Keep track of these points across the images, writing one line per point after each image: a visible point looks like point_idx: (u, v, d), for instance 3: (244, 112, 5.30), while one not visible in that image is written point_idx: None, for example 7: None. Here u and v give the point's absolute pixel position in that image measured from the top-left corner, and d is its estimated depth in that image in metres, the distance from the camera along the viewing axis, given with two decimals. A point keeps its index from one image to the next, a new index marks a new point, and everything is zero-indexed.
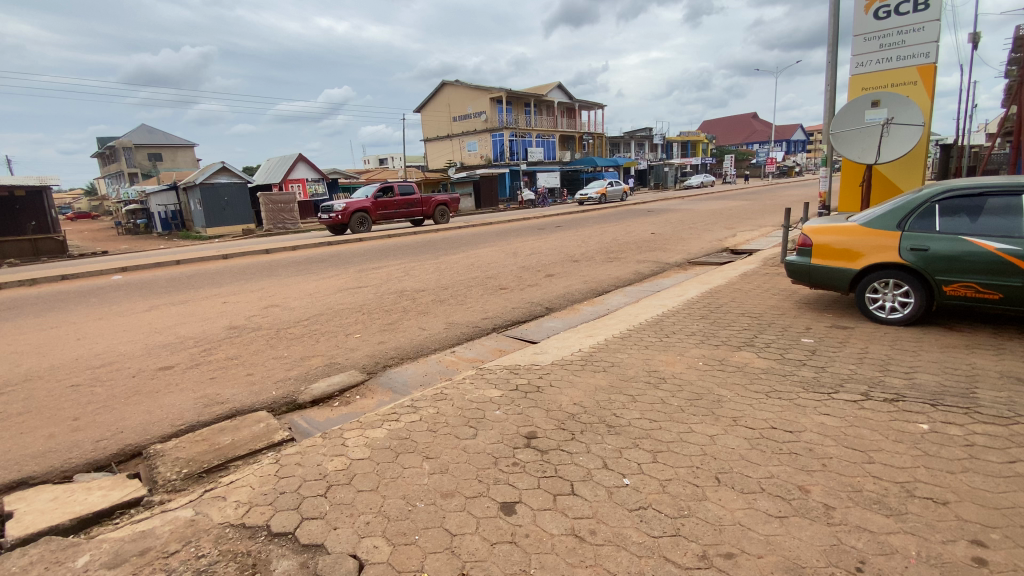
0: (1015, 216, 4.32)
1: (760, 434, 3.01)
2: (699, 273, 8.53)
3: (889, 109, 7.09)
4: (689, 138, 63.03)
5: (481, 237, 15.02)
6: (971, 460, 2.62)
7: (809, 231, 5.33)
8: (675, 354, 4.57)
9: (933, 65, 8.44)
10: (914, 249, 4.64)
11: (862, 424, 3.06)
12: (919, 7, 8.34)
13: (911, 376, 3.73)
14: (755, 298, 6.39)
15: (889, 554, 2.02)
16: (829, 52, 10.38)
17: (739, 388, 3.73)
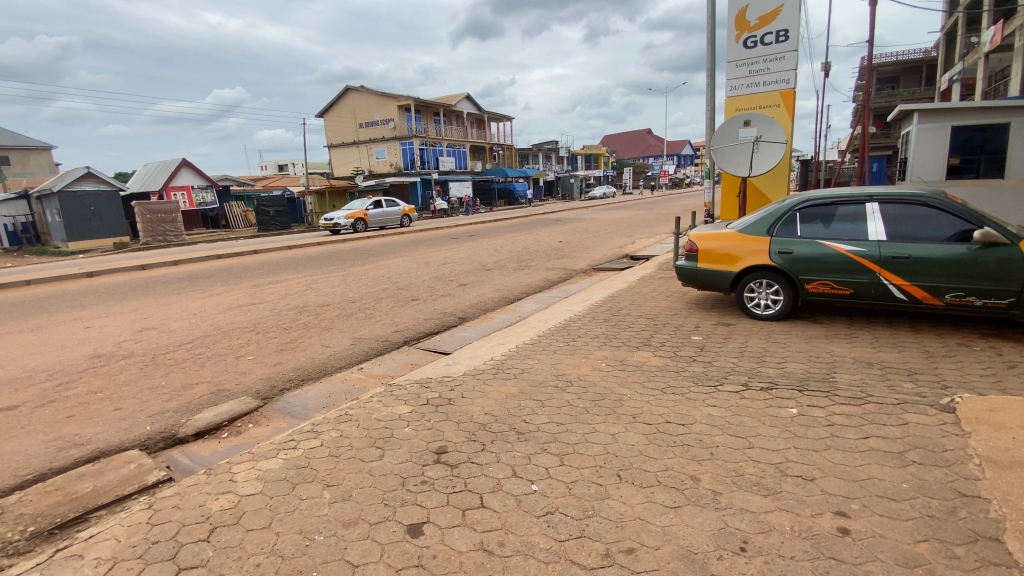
0: (858, 222, 5.02)
1: (657, 428, 3.19)
2: (603, 279, 8.95)
3: (758, 127, 7.94)
4: (592, 151, 66.78)
5: (391, 247, 14.59)
6: (832, 438, 2.96)
7: (695, 238, 5.81)
8: (582, 357, 4.72)
9: (791, 90, 9.61)
10: (782, 252, 5.24)
11: (743, 412, 3.36)
12: (778, 40, 9.51)
13: (784, 366, 4.18)
14: (652, 300, 6.83)
15: (767, 531, 2.21)
16: (709, 75, 11.48)
17: (639, 386, 3.93)
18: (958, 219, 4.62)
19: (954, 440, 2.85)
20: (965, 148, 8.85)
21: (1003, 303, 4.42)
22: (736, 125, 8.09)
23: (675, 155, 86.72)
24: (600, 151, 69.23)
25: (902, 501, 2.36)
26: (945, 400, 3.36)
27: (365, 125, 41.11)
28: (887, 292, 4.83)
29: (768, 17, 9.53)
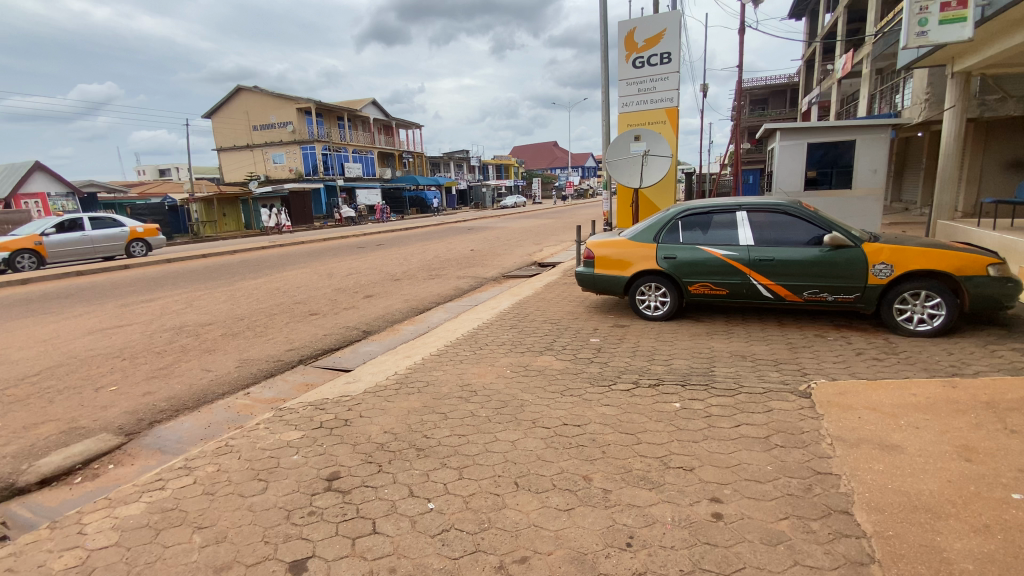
0: (731, 229, 5.55)
1: (555, 432, 3.27)
2: (511, 286, 9.08)
3: (647, 142, 8.56)
4: (503, 161, 68.09)
5: (290, 258, 13.66)
6: (710, 429, 3.21)
7: (592, 245, 6.09)
8: (486, 365, 4.71)
9: (675, 109, 10.47)
10: (668, 258, 5.66)
11: (634, 409, 3.55)
12: (663, 61, 10.32)
13: (671, 362, 4.48)
14: (556, 305, 7.03)
15: (651, 524, 2.32)
16: (604, 91, 12.17)
17: (540, 391, 4.00)
18: (810, 225, 5.26)
19: (810, 423, 3.20)
20: (820, 163, 10.15)
21: (848, 297, 5.08)
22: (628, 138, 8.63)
23: (582, 166, 90.88)
24: (511, 160, 70.68)
25: (767, 483, 2.60)
26: (803, 386, 3.78)
27: (262, 127, 38.37)
28: (757, 291, 5.38)
29: (654, 40, 10.31)
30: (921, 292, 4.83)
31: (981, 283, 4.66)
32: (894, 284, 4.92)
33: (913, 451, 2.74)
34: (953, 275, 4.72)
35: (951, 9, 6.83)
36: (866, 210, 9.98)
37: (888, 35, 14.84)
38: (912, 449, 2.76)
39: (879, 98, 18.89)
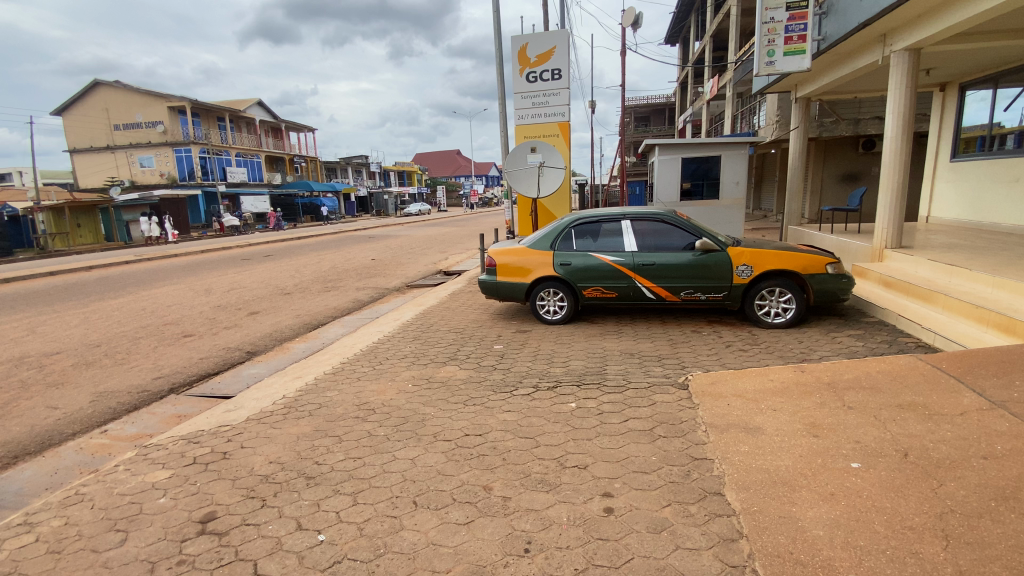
0: (618, 236, 5.94)
1: (455, 444, 3.24)
2: (414, 297, 8.89)
3: (542, 154, 8.92)
4: (404, 167, 66.78)
5: (160, 274, 12.16)
6: (603, 426, 3.39)
7: (492, 253, 6.17)
8: (386, 381, 4.54)
9: (567, 123, 11.00)
10: (564, 264, 5.91)
11: (533, 414, 3.63)
12: (554, 77, 10.82)
13: (569, 364, 4.67)
14: (460, 314, 7.01)
15: (548, 527, 2.38)
16: (500, 103, 12.46)
17: (441, 403, 3.95)
18: (684, 232, 5.78)
19: (688, 413, 3.50)
20: (694, 175, 11.25)
21: (718, 296, 5.67)
22: (524, 150, 8.90)
23: (485, 174, 91.99)
24: (413, 168, 69.59)
25: (652, 473, 2.79)
26: (683, 379, 4.15)
27: (125, 126, 33.91)
28: (643, 293, 5.80)
29: (545, 56, 10.78)
30: (777, 289, 5.53)
31: (820, 279, 5.44)
32: (754, 282, 5.57)
33: (771, 431, 3.09)
34: (799, 274, 5.46)
35: (793, 43, 7.94)
36: (731, 217, 11.20)
37: (747, 62, 16.88)
38: (771, 430, 3.12)
39: (741, 118, 21.44)
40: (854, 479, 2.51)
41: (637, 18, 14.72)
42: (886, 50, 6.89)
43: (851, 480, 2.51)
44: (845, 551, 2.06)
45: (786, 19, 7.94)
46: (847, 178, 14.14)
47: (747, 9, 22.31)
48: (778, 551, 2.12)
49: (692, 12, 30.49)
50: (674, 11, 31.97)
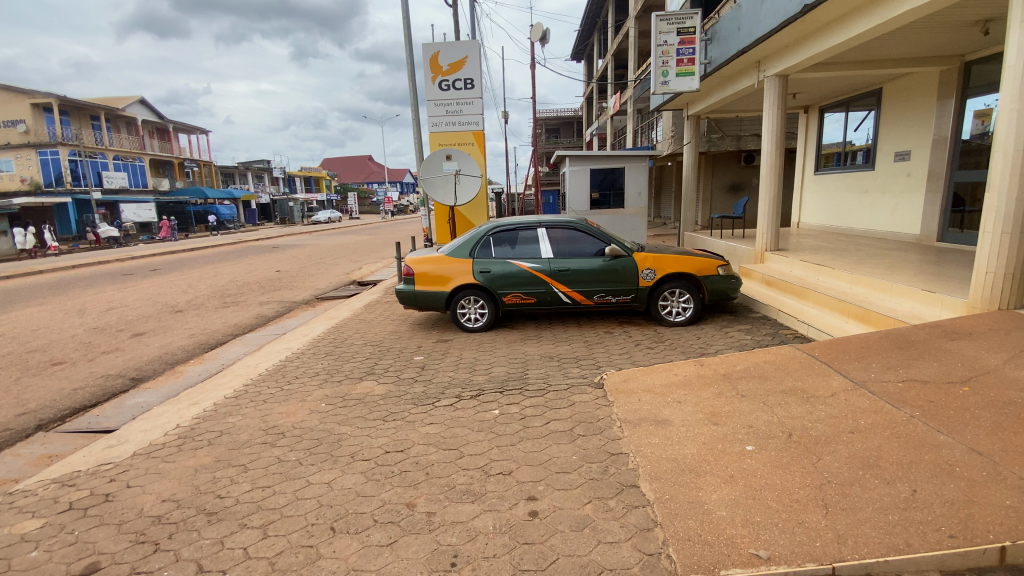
0: (534, 243, 6.09)
1: (375, 463, 3.11)
2: (326, 309, 8.44)
3: (458, 162, 8.92)
4: (311, 173, 63.48)
5: (15, 293, 10.43)
6: (525, 430, 3.44)
7: (410, 262, 6.05)
8: (297, 402, 4.24)
9: (481, 132, 11.12)
10: (483, 272, 5.93)
11: (456, 424, 3.60)
12: (466, 86, 10.89)
13: (491, 371, 4.69)
14: (377, 326, 6.76)
15: (474, 537, 2.37)
16: (413, 110, 12.29)
17: (359, 421, 3.77)
18: (596, 239, 6.07)
19: (605, 410, 3.68)
20: (602, 185, 11.86)
21: (628, 298, 6.01)
22: (439, 158, 8.86)
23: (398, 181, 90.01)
24: (322, 174, 66.32)
25: (573, 472, 2.89)
26: (598, 379, 4.34)
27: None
28: (559, 298, 5.99)
29: (457, 65, 10.82)
30: (677, 290, 5.98)
31: (715, 280, 5.98)
32: (659, 285, 5.99)
33: (678, 422, 3.33)
34: (697, 275, 5.95)
35: (684, 65, 8.68)
36: (636, 225, 11.92)
37: (645, 81, 18.17)
38: (677, 421, 3.36)
39: (641, 132, 23.01)
40: (750, 461, 2.77)
41: (545, 34, 15.28)
42: (761, 75, 7.75)
43: (747, 461, 2.77)
44: (745, 528, 2.27)
45: (678, 43, 8.66)
46: (733, 188, 15.69)
47: (644, 32, 24.06)
48: (689, 535, 2.28)
49: (595, 32, 32.29)
50: (578, 29, 33.62)
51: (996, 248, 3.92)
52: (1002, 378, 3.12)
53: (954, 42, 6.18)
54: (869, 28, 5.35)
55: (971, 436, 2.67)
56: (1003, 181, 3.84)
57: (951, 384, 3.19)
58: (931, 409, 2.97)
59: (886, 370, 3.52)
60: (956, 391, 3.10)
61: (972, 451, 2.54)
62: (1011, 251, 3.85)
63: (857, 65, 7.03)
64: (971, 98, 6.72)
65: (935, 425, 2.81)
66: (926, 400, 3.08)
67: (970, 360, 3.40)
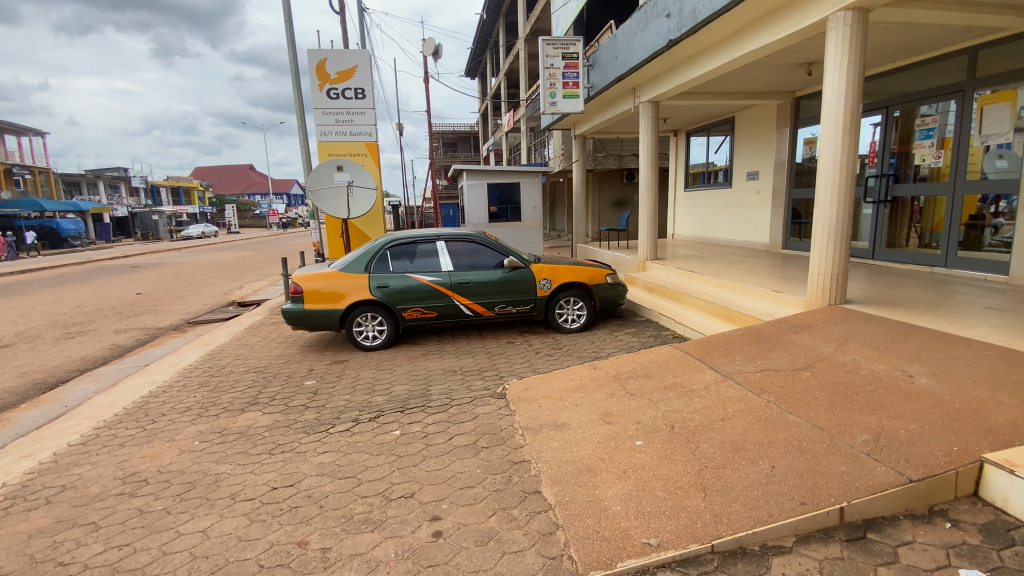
0: (434, 257, 6.03)
1: (260, 501, 2.83)
2: (199, 335, 7.56)
3: (350, 173, 8.59)
4: (180, 184, 56.97)
5: None
6: (427, 448, 3.36)
7: (299, 279, 5.65)
8: (163, 443, 3.72)
9: (374, 143, 10.82)
10: (380, 287, 5.73)
11: (353, 449, 3.41)
12: (357, 96, 10.55)
13: (391, 391, 4.52)
14: (261, 351, 6.19)
15: (374, 568, 2.24)
16: (299, 118, 11.62)
17: (240, 457, 3.41)
18: (495, 251, 6.17)
19: (507, 420, 3.73)
20: (499, 200, 12.14)
21: (527, 308, 6.17)
22: (329, 168, 8.46)
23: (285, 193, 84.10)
24: (193, 185, 59.75)
25: (477, 486, 2.87)
26: (500, 389, 4.39)
27: None
28: (461, 311, 5.97)
29: (346, 74, 10.44)
30: (572, 298, 6.29)
31: (605, 288, 6.38)
32: (555, 294, 6.24)
33: (575, 424, 3.48)
34: (589, 284, 6.31)
35: (569, 88, 9.23)
36: (533, 238, 12.32)
37: (535, 100, 19.02)
38: (574, 423, 3.51)
39: (534, 149, 24.00)
40: (639, 455, 2.98)
41: (437, 49, 15.35)
42: (637, 100, 8.50)
43: (637, 456, 2.97)
44: (637, 519, 2.41)
45: (563, 67, 9.21)
46: (618, 203, 16.96)
47: (533, 54, 25.25)
48: (588, 533, 2.37)
49: (487, 51, 33.19)
50: (471, 47, 34.35)
51: (825, 252, 4.66)
52: (834, 361, 3.71)
53: (787, 80, 7.29)
54: (722, 64, 6.11)
55: (814, 414, 3.12)
56: (828, 197, 4.58)
57: (797, 370, 3.72)
58: (784, 394, 3.42)
59: (747, 361, 4.01)
60: (801, 376, 3.62)
61: (814, 427, 2.97)
62: (836, 255, 4.60)
63: (714, 96, 8.00)
64: (802, 127, 7.96)
65: (786, 407, 3.25)
66: (778, 385, 3.54)
67: (810, 349, 3.99)
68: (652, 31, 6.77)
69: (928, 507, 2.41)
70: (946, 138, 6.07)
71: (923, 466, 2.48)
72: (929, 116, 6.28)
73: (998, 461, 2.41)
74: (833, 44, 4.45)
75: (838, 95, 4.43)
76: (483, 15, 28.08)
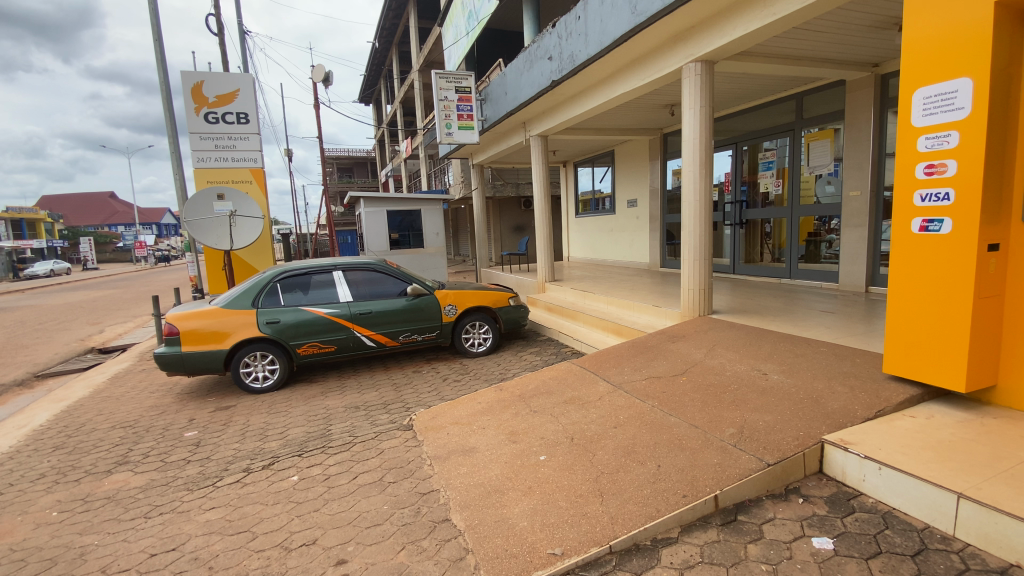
0: (330, 287, 5.82)
1: (137, 571, 2.52)
2: (48, 390, 6.49)
3: (233, 202, 8.03)
4: (18, 215, 48.73)
5: None
6: (329, 491, 3.22)
7: (173, 319, 5.14)
8: (10, 518, 3.14)
9: (261, 170, 10.24)
10: (270, 322, 5.39)
11: (246, 501, 3.17)
12: (240, 121, 9.95)
13: (287, 435, 4.24)
14: (130, 403, 5.46)
15: None
16: (172, 142, 10.66)
17: (110, 525, 2.99)
18: (396, 279, 6.11)
19: (414, 452, 3.70)
20: (400, 227, 12.03)
21: (432, 335, 6.17)
22: (208, 197, 7.83)
23: (156, 223, 75.32)
24: (36, 215, 51.40)
25: (385, 522, 2.81)
26: (407, 421, 4.33)
27: None
28: (362, 342, 5.80)
29: (226, 98, 9.82)
30: (476, 323, 6.41)
31: (508, 311, 6.59)
32: (460, 319, 6.31)
33: (482, 448, 3.55)
34: (492, 308, 6.48)
35: (464, 120, 9.54)
36: (436, 265, 12.33)
37: (432, 129, 19.27)
38: (482, 446, 3.58)
39: (433, 176, 24.16)
40: (543, 469, 3.12)
41: (327, 76, 15.00)
42: (527, 133, 9.01)
43: (541, 470, 3.11)
44: (542, 531, 2.53)
45: (457, 100, 9.52)
46: (518, 229, 17.60)
47: (428, 84, 25.65)
48: (497, 552, 2.43)
49: (381, 78, 33.04)
50: (365, 75, 34.01)
51: (693, 270, 5.28)
52: (705, 366, 4.20)
53: (655, 119, 8.21)
54: (600, 103, 6.75)
55: (690, 414, 3.50)
56: (692, 222, 5.23)
57: (676, 376, 4.15)
58: (665, 398, 3.80)
59: (635, 371, 4.39)
60: (680, 381, 4.04)
61: (691, 425, 3.35)
62: (702, 271, 5.24)
63: (595, 131, 8.74)
64: (670, 159, 8.96)
65: (667, 410, 3.61)
66: (661, 391, 3.93)
67: (685, 356, 4.47)
68: (537, 71, 7.29)
69: (784, 487, 2.82)
70: (784, 169, 7.22)
71: (776, 451, 2.90)
72: (770, 151, 7.42)
73: (834, 440, 2.90)
74: (688, 90, 5.15)
75: (694, 133, 5.10)
76: (375, 43, 28.02)
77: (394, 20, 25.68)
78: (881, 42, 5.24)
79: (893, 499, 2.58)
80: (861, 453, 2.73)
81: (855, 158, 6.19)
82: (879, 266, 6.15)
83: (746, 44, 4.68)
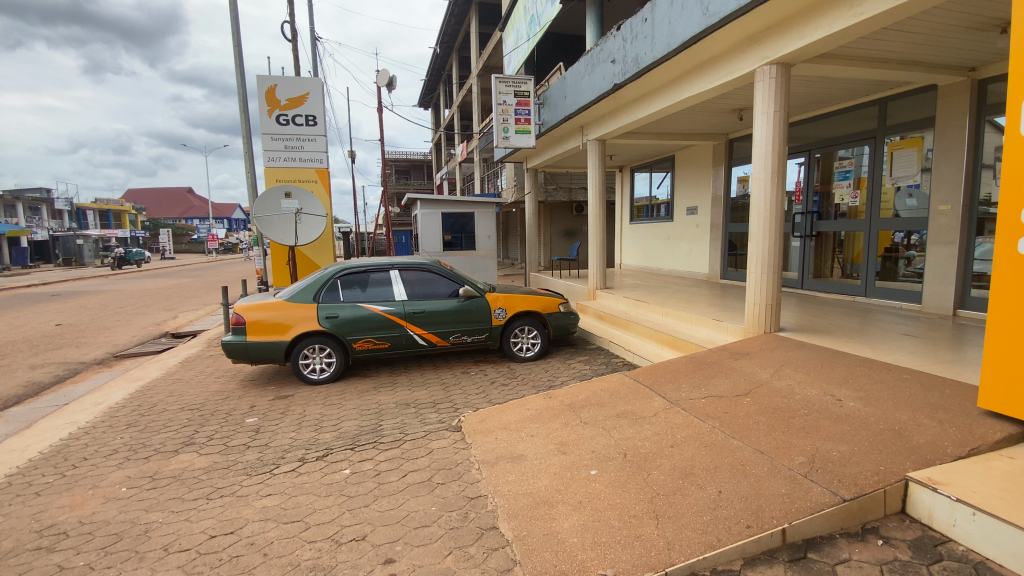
0: (387, 286, 5.96)
1: (197, 552, 2.63)
2: (127, 369, 7.03)
3: (299, 201, 8.42)
4: (109, 206, 53.50)
5: None
6: (380, 487, 3.26)
7: (240, 310, 5.41)
8: (83, 491, 3.39)
9: (325, 170, 10.68)
10: (329, 317, 5.57)
11: (299, 491, 3.26)
12: (308, 123, 10.42)
13: (340, 428, 4.35)
14: (198, 387, 5.80)
15: None
16: (246, 142, 11.31)
17: (174, 504, 3.16)
18: (449, 280, 6.18)
19: (462, 454, 3.70)
20: (453, 229, 12.19)
21: (482, 337, 6.17)
22: (276, 195, 8.27)
23: (227, 217, 80.55)
24: (124, 208, 56.22)
25: (432, 525, 2.80)
26: (456, 422, 4.34)
27: None
28: (415, 340, 5.89)
29: (297, 101, 10.32)
30: (526, 328, 6.37)
31: (559, 316, 6.50)
32: (510, 323, 6.30)
33: (530, 456, 3.49)
34: (543, 313, 6.41)
35: (521, 124, 9.53)
36: (487, 267, 12.44)
37: (489, 133, 19.58)
38: (530, 454, 3.52)
39: (487, 180, 24.45)
40: (594, 484, 3.02)
41: (391, 80, 15.48)
42: (584, 137, 8.91)
43: (592, 486, 3.01)
44: (594, 550, 2.44)
45: (515, 104, 9.54)
46: (568, 234, 17.50)
47: (485, 88, 26.02)
48: (546, 567, 2.36)
49: (440, 83, 33.85)
50: (425, 81, 35.01)
51: (759, 283, 5.00)
52: (771, 388, 3.94)
53: (721, 124, 7.89)
54: (663, 108, 6.55)
55: (755, 438, 3.29)
56: (760, 232, 4.94)
57: (738, 396, 3.92)
58: (728, 419, 3.60)
59: (693, 388, 4.18)
60: (743, 402, 3.82)
61: (756, 451, 3.14)
62: (769, 286, 4.95)
63: (655, 136, 8.50)
64: (736, 166, 8.60)
65: (730, 432, 3.41)
66: (722, 411, 3.72)
67: (749, 375, 4.23)
68: (599, 74, 7.17)
69: (862, 525, 2.58)
70: (862, 178, 6.73)
71: (854, 486, 2.66)
72: (846, 159, 6.96)
73: (921, 479, 2.63)
74: (761, 94, 4.89)
75: (766, 138, 4.82)
76: (437, 49, 28.75)
77: (456, 26, 26.23)
78: (981, 44, 4.77)
79: (987, 549, 2.30)
80: (952, 495, 2.45)
81: (945, 169, 5.68)
82: (971, 288, 5.58)
83: (828, 45, 4.38)
